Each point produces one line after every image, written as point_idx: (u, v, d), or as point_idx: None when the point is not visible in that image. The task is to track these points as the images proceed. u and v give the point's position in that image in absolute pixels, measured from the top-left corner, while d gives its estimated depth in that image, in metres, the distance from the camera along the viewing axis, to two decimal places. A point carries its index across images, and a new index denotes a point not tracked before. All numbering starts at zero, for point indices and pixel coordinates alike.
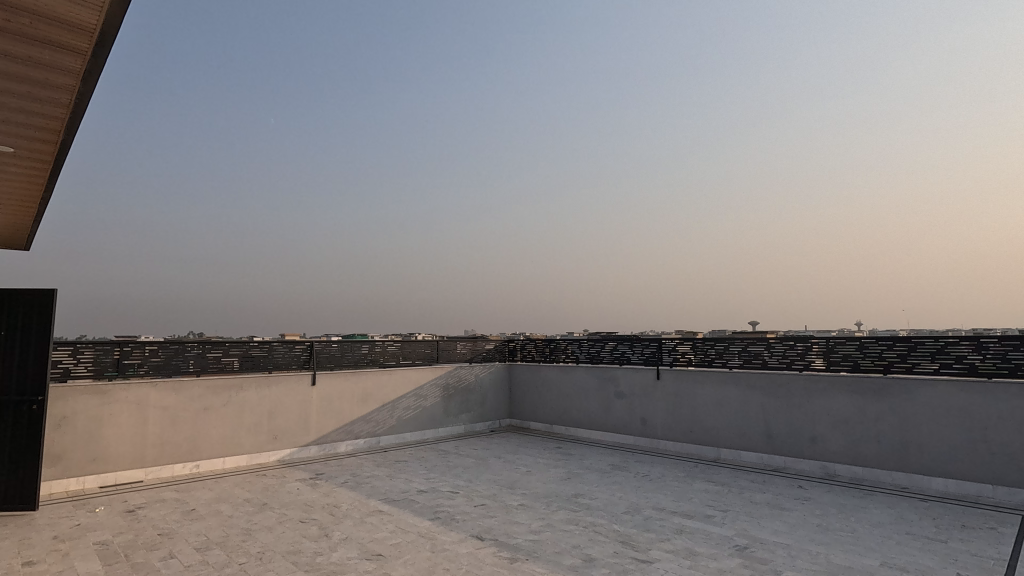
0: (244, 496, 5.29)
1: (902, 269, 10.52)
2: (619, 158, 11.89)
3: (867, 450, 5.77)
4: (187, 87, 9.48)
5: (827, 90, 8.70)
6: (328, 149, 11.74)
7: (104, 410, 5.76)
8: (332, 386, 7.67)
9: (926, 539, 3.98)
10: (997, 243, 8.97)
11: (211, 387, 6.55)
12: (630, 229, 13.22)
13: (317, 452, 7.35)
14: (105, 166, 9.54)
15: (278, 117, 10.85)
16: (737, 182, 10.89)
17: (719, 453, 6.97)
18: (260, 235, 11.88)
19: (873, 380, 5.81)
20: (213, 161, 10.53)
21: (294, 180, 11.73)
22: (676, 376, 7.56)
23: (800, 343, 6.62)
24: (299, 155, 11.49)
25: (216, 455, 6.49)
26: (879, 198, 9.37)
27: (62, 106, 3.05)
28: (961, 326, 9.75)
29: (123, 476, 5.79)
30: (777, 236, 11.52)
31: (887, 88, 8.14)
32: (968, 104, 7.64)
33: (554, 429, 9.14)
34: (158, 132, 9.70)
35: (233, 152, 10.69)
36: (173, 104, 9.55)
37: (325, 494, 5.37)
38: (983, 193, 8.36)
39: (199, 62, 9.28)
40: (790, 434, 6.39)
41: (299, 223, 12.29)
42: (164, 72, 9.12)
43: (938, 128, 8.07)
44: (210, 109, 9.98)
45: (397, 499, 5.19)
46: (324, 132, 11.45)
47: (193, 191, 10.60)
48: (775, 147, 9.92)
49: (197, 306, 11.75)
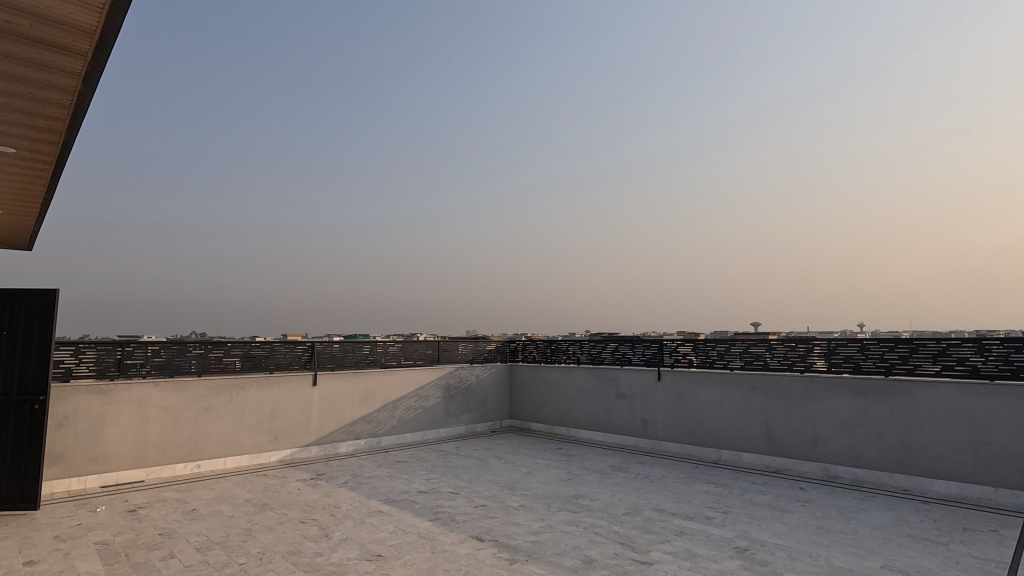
0: (245, 496, 5.30)
1: (903, 270, 10.49)
2: (619, 158, 11.88)
3: (869, 451, 5.76)
4: (187, 86, 9.48)
5: (828, 90, 8.67)
6: (329, 149, 11.76)
7: (106, 409, 5.78)
8: (333, 386, 7.68)
9: (927, 541, 3.97)
10: (998, 244, 8.94)
11: (212, 388, 6.56)
12: (631, 229, 13.22)
13: (318, 452, 7.35)
14: (106, 166, 9.54)
15: (279, 117, 10.86)
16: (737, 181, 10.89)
17: (720, 455, 6.96)
18: (261, 235, 11.90)
19: (875, 382, 5.79)
20: (213, 161, 10.55)
21: (295, 180, 11.74)
22: (677, 377, 7.56)
23: (801, 345, 6.61)
24: (300, 154, 11.50)
25: (217, 456, 6.50)
26: (880, 197, 9.35)
27: (62, 107, 3.05)
28: (962, 327, 9.72)
29: (124, 476, 5.80)
30: (778, 235, 11.50)
31: (888, 87, 8.11)
32: (970, 104, 7.59)
33: (555, 429, 9.14)
34: (160, 131, 9.70)
35: (234, 151, 10.71)
36: (174, 103, 9.55)
37: (326, 494, 5.37)
38: (983, 192, 8.33)
39: (199, 61, 9.29)
40: (790, 436, 6.38)
41: (300, 222, 12.32)
42: (166, 72, 9.13)
43: (939, 128, 8.04)
44: (210, 109, 9.97)
45: (397, 500, 5.19)
46: (324, 131, 11.46)
47: (195, 190, 10.62)
48: (776, 146, 9.91)
49: (198, 305, 11.79)
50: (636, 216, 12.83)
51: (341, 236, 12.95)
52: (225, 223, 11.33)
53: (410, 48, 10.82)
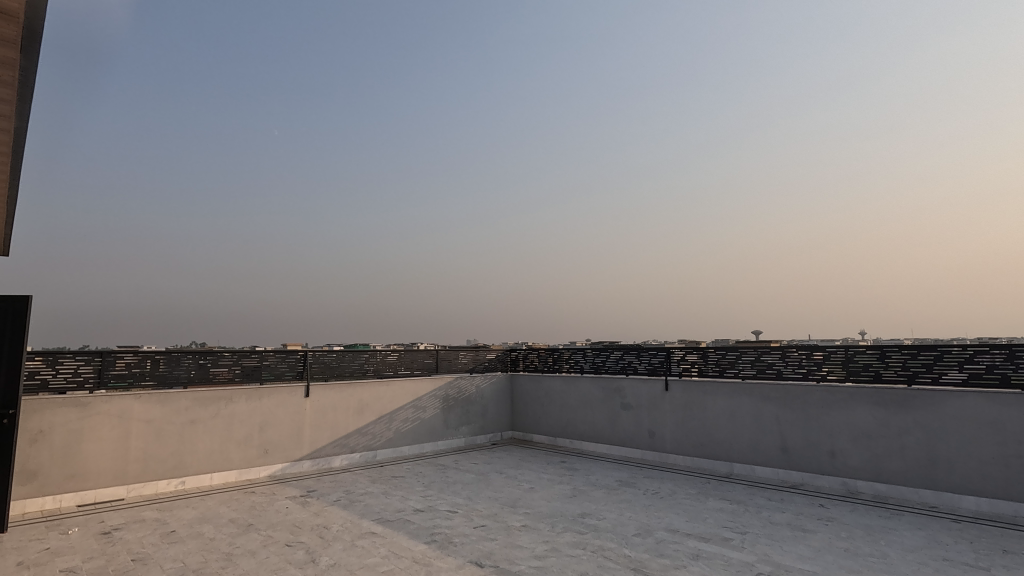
0: (228, 516, 4.97)
1: (902, 277, 10.29)
2: (615, 165, 11.76)
3: (891, 465, 5.44)
4: (186, 89, 9.38)
5: (830, 90, 8.50)
6: (325, 155, 11.57)
7: (84, 424, 5.46)
8: (326, 397, 7.36)
9: (966, 566, 3.65)
10: (998, 250, 8.74)
11: (198, 399, 6.25)
12: (630, 237, 12.97)
13: (311, 467, 7.03)
14: (104, 171, 9.19)
15: (283, 129, 10.85)
16: (736, 186, 10.64)
17: (732, 468, 6.64)
18: (260, 243, 11.46)
19: (897, 391, 5.49)
20: (207, 167, 10.22)
21: (294, 188, 11.48)
22: (685, 386, 7.25)
23: (816, 352, 6.30)
24: (295, 161, 11.28)
25: (203, 471, 6.17)
26: (885, 200, 9.05)
27: (6, 85, 2.76)
28: (965, 333, 9.47)
29: (102, 495, 5.47)
30: (777, 243, 11.25)
31: (890, 87, 7.99)
32: (972, 107, 7.48)
33: (558, 441, 8.82)
34: (165, 135, 9.54)
35: (230, 158, 10.43)
36: (171, 107, 9.39)
37: (315, 514, 5.04)
38: (983, 199, 8.18)
39: (199, 66, 9.30)
40: (806, 449, 6.07)
41: (299, 231, 11.96)
42: (167, 70, 9.08)
43: (944, 129, 7.87)
44: (210, 114, 9.86)
45: (391, 519, 4.87)
46: (318, 137, 11.33)
47: (198, 195, 10.30)
48: (776, 150, 9.69)
49: (196, 313, 11.03)
50: (637, 222, 12.54)
51: (339, 245, 12.61)
52: (228, 229, 10.90)
53: (399, 45, 10.89)
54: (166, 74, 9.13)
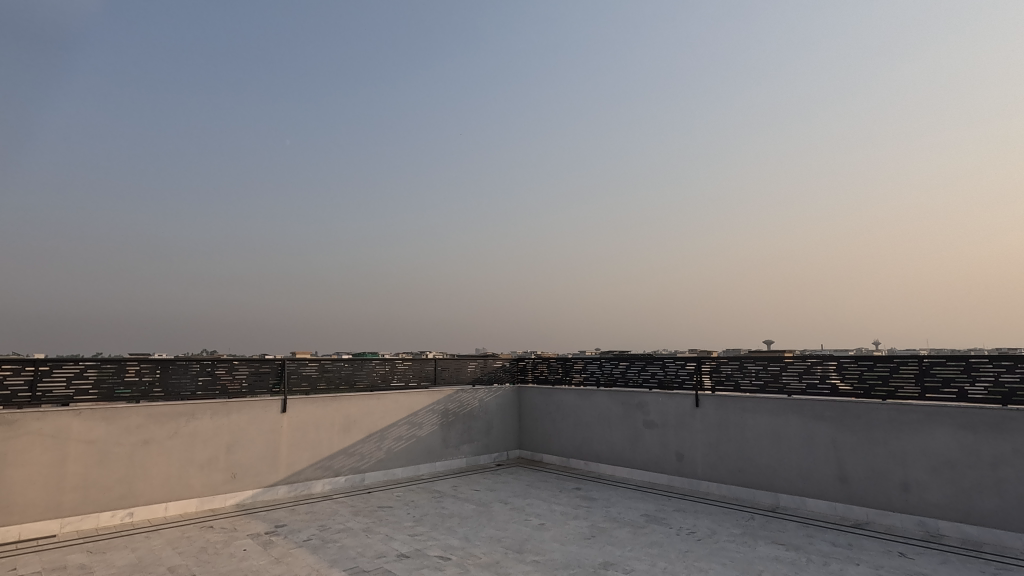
0: (169, 563, 4.06)
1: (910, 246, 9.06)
2: (621, 168, 10.62)
3: (981, 503, 4.43)
4: (176, 88, 8.49)
5: (866, 77, 7.50)
6: (324, 162, 10.45)
7: (8, 446, 4.58)
8: (307, 413, 6.45)
9: None
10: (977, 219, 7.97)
11: (153, 416, 5.37)
12: (639, 246, 11.77)
13: (287, 493, 6.14)
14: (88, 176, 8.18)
15: (279, 135, 9.81)
16: (755, 187, 9.52)
17: (777, 500, 5.66)
18: (260, 252, 10.45)
19: (990, 413, 4.47)
20: (195, 175, 9.20)
21: (288, 196, 10.35)
22: (719, 403, 6.27)
23: (883, 365, 5.27)
24: (292, 168, 10.17)
25: (157, 501, 5.29)
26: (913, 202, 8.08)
27: None
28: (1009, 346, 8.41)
29: (30, 531, 4.59)
30: (786, 252, 10.29)
31: (900, 86, 7.25)
32: (998, 107, 6.72)
33: (571, 463, 7.87)
34: (155, 135, 8.56)
35: (226, 166, 9.40)
36: (162, 104, 8.46)
37: (277, 560, 4.11)
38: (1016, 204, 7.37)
39: (172, 65, 8.35)
40: (871, 480, 5.07)
41: (299, 242, 10.93)
42: (147, 67, 8.13)
43: (969, 128, 7.10)
44: (188, 110, 8.72)
45: (368, 569, 3.92)
46: (316, 145, 10.26)
47: (189, 200, 9.30)
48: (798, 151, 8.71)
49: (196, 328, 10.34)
50: (638, 226, 11.39)
51: (334, 250, 11.42)
52: (223, 235, 9.87)
53: (382, 38, 9.74)
54: (158, 69, 8.21)
